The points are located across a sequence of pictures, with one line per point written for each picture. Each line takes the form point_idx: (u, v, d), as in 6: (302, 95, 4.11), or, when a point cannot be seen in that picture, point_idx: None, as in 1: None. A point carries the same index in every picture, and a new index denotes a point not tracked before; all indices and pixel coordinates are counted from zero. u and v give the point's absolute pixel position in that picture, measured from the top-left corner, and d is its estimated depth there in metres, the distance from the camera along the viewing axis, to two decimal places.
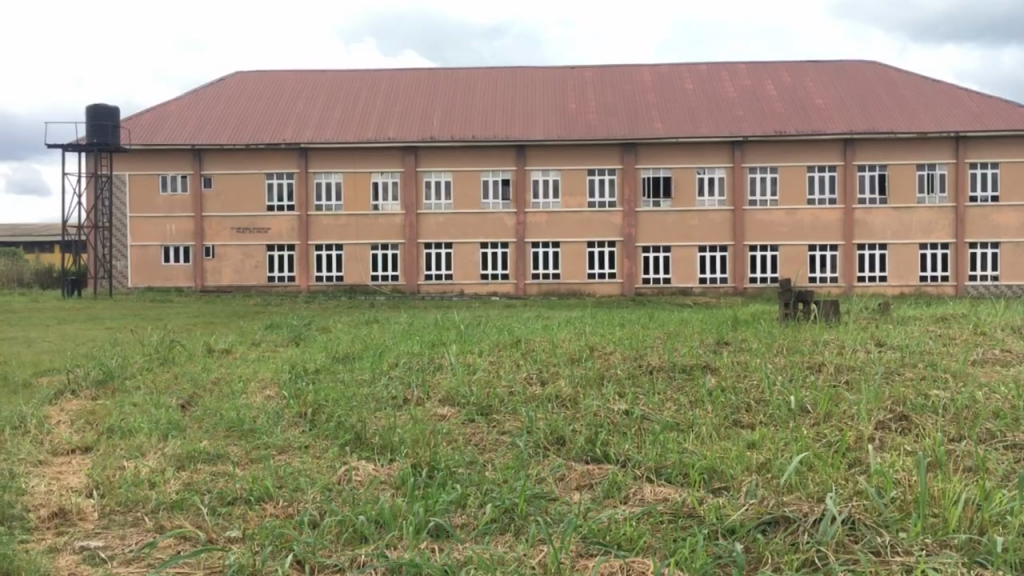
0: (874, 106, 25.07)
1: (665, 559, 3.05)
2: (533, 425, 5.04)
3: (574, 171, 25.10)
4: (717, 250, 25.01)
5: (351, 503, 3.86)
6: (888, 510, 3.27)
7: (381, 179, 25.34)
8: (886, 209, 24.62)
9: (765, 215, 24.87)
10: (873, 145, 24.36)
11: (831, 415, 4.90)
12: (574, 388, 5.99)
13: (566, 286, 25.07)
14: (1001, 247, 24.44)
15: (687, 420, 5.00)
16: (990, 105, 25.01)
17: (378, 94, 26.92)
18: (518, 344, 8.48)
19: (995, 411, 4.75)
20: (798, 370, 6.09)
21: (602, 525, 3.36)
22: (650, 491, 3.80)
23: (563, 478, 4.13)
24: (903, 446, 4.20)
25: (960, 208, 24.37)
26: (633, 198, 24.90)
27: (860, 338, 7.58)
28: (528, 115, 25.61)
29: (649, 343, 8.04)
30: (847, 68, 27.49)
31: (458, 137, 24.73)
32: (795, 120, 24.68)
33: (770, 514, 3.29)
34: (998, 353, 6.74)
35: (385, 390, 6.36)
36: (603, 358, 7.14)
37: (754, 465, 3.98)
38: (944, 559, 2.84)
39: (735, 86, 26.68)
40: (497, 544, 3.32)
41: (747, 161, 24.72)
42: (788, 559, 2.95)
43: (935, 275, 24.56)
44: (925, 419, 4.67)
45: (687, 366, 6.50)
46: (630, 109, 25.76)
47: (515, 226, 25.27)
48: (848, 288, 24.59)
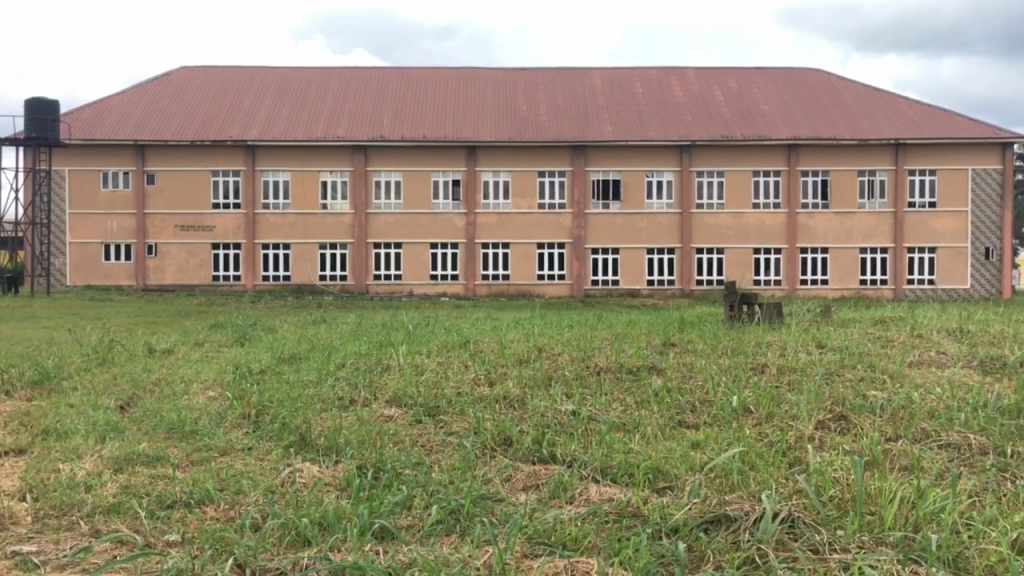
0: (818, 113, 25.59)
1: (610, 558, 3.06)
2: (481, 425, 5.04)
3: (524, 173, 25.15)
4: (665, 252, 25.29)
5: (294, 506, 3.81)
6: (826, 509, 3.34)
7: (330, 178, 25.09)
8: (828, 214, 25.15)
9: (711, 218, 25.23)
10: (816, 150, 24.88)
11: (773, 415, 4.99)
12: (522, 389, 6.01)
13: (516, 288, 25.12)
14: (937, 252, 25.15)
15: (633, 420, 5.05)
16: (930, 114, 25.67)
17: (328, 92, 26.65)
18: (466, 345, 8.48)
19: (930, 412, 4.88)
20: (742, 372, 6.19)
21: (547, 526, 3.37)
22: (596, 491, 3.82)
23: (510, 479, 4.13)
24: (842, 446, 4.30)
25: (899, 214, 25.00)
26: (582, 200, 25.04)
27: (801, 340, 7.73)
28: (478, 116, 25.58)
29: (597, 344, 8.10)
30: (792, 75, 28.00)
31: (408, 137, 24.59)
32: (741, 125, 25.07)
33: (713, 513, 3.33)
34: (933, 355, 6.93)
35: (332, 391, 6.29)
36: (550, 359, 7.18)
37: (697, 465, 4.04)
38: (880, 556, 2.90)
39: (684, 90, 27.01)
40: (443, 545, 3.30)
41: (695, 165, 25.04)
42: (730, 558, 2.99)
43: (875, 279, 25.19)
44: (863, 419, 4.77)
45: (634, 367, 6.56)
46: (581, 111, 25.89)
47: (464, 227, 25.24)
48: (791, 291, 25.06)
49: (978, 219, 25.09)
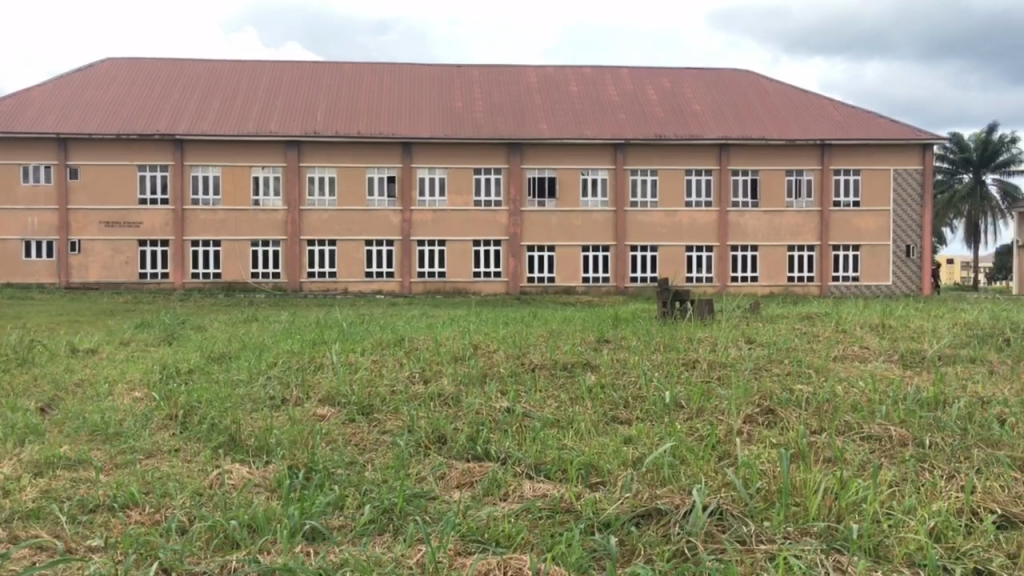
0: (748, 113, 26.13)
1: (542, 554, 3.08)
2: (415, 423, 5.02)
3: (459, 170, 25.10)
4: (599, 250, 25.56)
5: (222, 508, 3.74)
6: (753, 501, 3.41)
7: (262, 173, 24.65)
8: (758, 212, 25.71)
9: (645, 216, 25.56)
10: (745, 150, 25.42)
11: (703, 409, 5.08)
12: (457, 387, 6.00)
13: (452, 285, 25.09)
14: (861, 249, 25.93)
15: (567, 416, 5.09)
16: (855, 116, 26.42)
17: (259, 86, 26.17)
18: (401, 342, 8.42)
19: (853, 405, 5.03)
20: (674, 368, 6.28)
21: (481, 524, 3.37)
22: (530, 487, 3.84)
23: (444, 476, 4.12)
24: (769, 439, 4.40)
25: (825, 213, 25.71)
26: (518, 197, 25.11)
27: (731, 335, 7.89)
28: (413, 113, 25.42)
29: (532, 341, 8.14)
30: (724, 76, 28.52)
31: (342, 133, 24.28)
32: (674, 125, 25.43)
33: (644, 508, 3.38)
34: (856, 349, 7.15)
35: (263, 390, 6.19)
36: (485, 356, 7.18)
37: (629, 460, 4.09)
38: (804, 546, 2.98)
39: (618, 90, 27.28)
40: (375, 545, 3.28)
41: (629, 164, 25.33)
42: (660, 551, 3.03)
43: (802, 275, 25.87)
44: (789, 412, 4.89)
45: (569, 364, 6.61)
46: (516, 109, 25.94)
47: (400, 224, 25.08)
48: (723, 288, 25.56)
49: (899, 218, 25.95)
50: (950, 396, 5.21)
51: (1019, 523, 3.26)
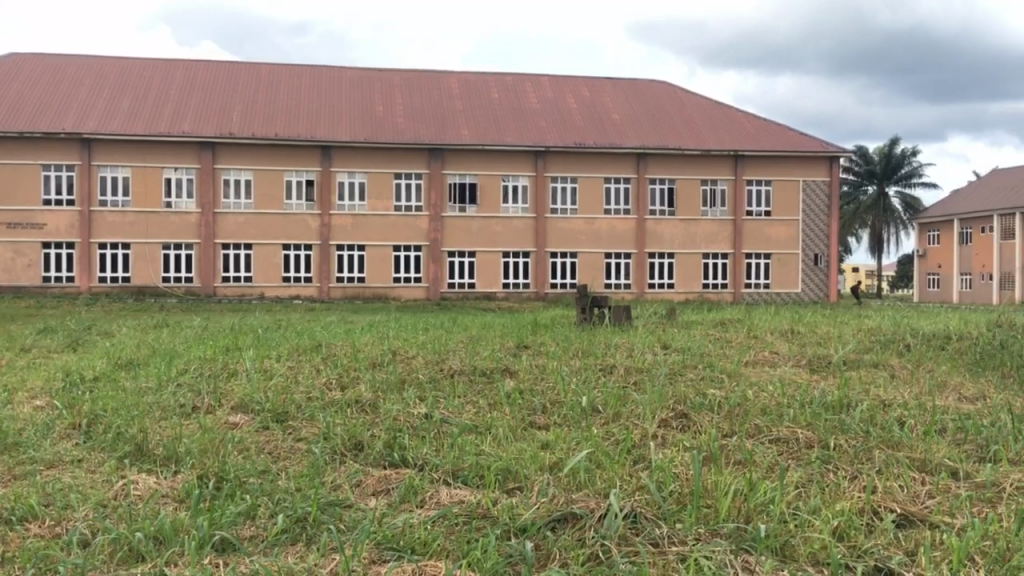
0: (665, 124, 26.66)
1: (458, 561, 3.07)
2: (331, 431, 4.95)
3: (379, 175, 24.89)
4: (520, 256, 25.69)
5: (127, 519, 3.61)
6: (666, 504, 3.48)
7: (175, 175, 23.97)
8: (674, 220, 26.26)
9: (565, 223, 25.82)
10: (662, 160, 25.94)
11: (620, 414, 5.16)
12: (375, 393, 5.94)
13: (371, 290, 24.86)
14: (772, 257, 26.72)
15: (485, 422, 5.09)
16: (767, 128, 27.23)
17: (172, 85, 25.40)
18: (318, 348, 8.30)
19: (763, 408, 5.18)
20: (592, 373, 6.37)
21: (396, 531, 3.34)
22: (447, 494, 3.82)
23: (360, 484, 4.07)
24: (683, 442, 4.49)
25: (739, 221, 26.43)
26: (439, 203, 25.05)
27: (648, 341, 8.03)
28: (333, 115, 25.07)
29: (451, 347, 8.12)
30: (642, 86, 29.00)
31: (260, 135, 23.75)
32: (594, 134, 25.74)
33: (559, 512, 3.41)
34: (766, 355, 7.36)
35: (172, 398, 6.01)
36: (404, 362, 7.13)
37: (546, 465, 4.12)
38: (714, 546, 3.05)
39: (539, 98, 27.48)
40: (287, 555, 3.21)
41: (549, 171, 25.54)
42: (575, 555, 3.05)
43: (716, 283, 26.49)
44: (702, 416, 5.00)
45: (487, 370, 6.63)
46: (438, 114, 25.86)
47: (319, 228, 24.74)
48: (640, 294, 25.97)
49: (808, 227, 26.87)
50: (854, 399, 5.42)
51: (916, 521, 3.40)
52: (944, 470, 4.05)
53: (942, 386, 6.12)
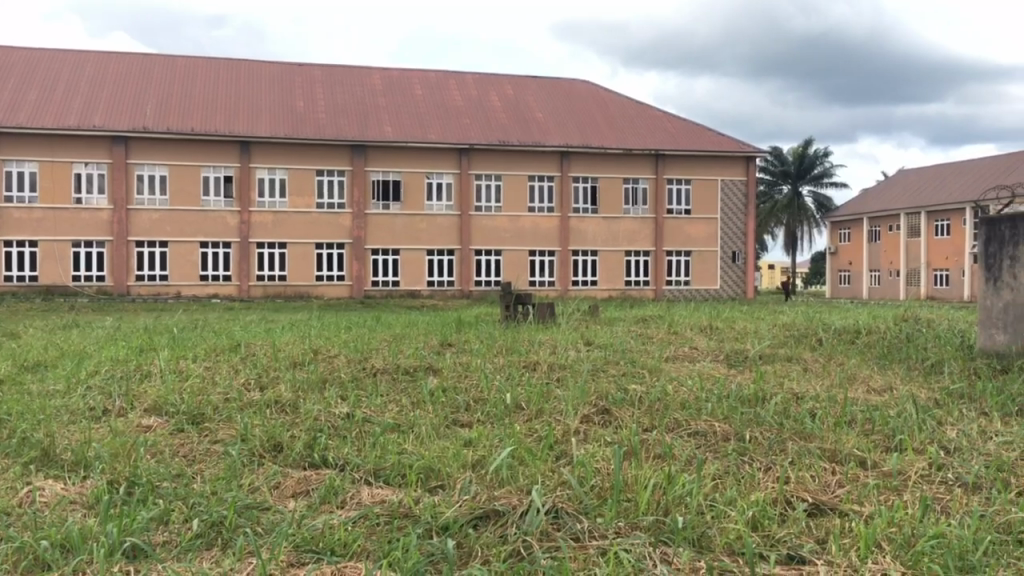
0: (588, 123, 26.91)
1: (378, 561, 3.04)
2: (249, 432, 4.84)
3: (300, 171, 24.48)
4: (444, 253, 25.64)
5: (32, 527, 3.46)
6: (588, 498, 3.51)
7: (85, 170, 23.11)
8: (597, 218, 26.57)
9: (489, 220, 25.86)
10: (585, 158, 26.21)
11: (543, 410, 5.19)
12: (295, 393, 5.84)
13: (293, 289, 24.47)
14: (692, 255, 27.27)
15: (407, 421, 5.05)
16: (687, 129, 27.76)
17: (83, 77, 24.39)
18: (237, 348, 8.12)
19: (681, 402, 5.28)
20: (515, 370, 6.40)
21: (316, 532, 3.28)
22: (368, 493, 3.78)
23: (278, 486, 3.99)
24: (604, 438, 4.54)
25: (659, 219, 26.89)
26: (362, 200, 24.76)
27: (571, 338, 8.10)
28: (253, 110, 24.51)
29: (374, 345, 8.04)
30: (565, 85, 29.17)
31: (175, 129, 23.02)
32: (518, 132, 25.83)
33: (481, 509, 3.41)
34: (687, 350, 7.51)
35: (81, 401, 5.79)
36: (326, 362, 7.03)
37: (468, 463, 4.12)
38: (634, 540, 3.09)
39: (463, 95, 27.39)
40: (201, 560, 3.13)
41: (473, 168, 25.53)
42: (496, 552, 3.05)
43: (638, 280, 26.90)
44: (623, 412, 5.06)
45: (411, 368, 6.59)
46: (360, 111, 25.54)
47: (237, 225, 24.23)
48: (564, 291, 26.20)
49: (726, 225, 27.49)
50: (768, 393, 5.57)
51: (827, 509, 3.51)
52: (853, 459, 4.19)
53: (852, 378, 6.34)
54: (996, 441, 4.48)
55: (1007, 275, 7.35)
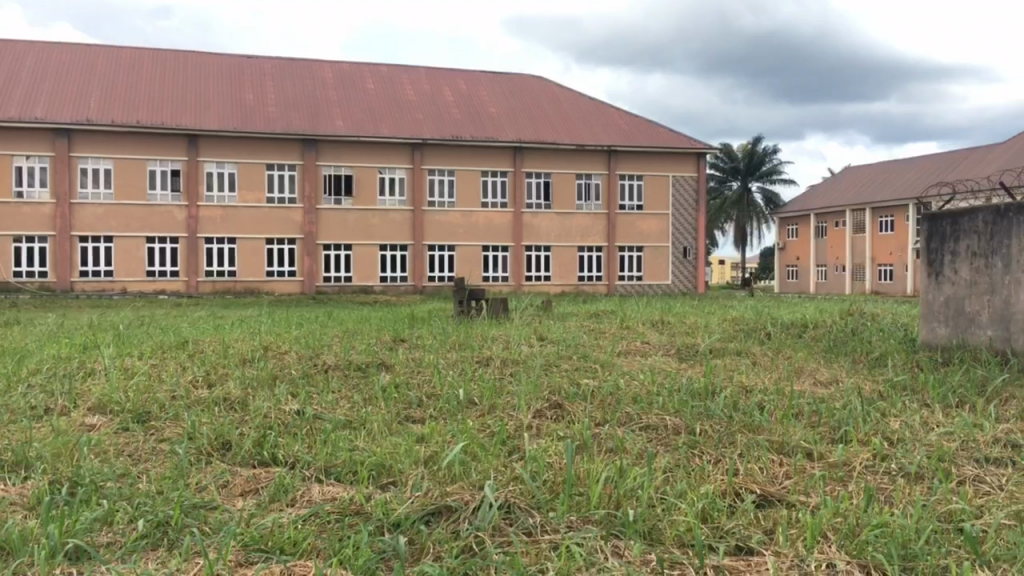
0: (541, 119, 26.95)
1: (329, 560, 3.01)
2: (196, 430, 4.75)
3: (250, 165, 24.13)
4: (397, 249, 25.50)
5: None
6: (540, 493, 3.52)
7: (26, 163, 22.52)
8: (550, 214, 26.67)
9: (442, 216, 25.79)
10: (538, 154, 26.27)
11: (495, 405, 5.19)
12: (244, 390, 5.76)
13: (243, 285, 24.13)
14: (644, 250, 27.51)
15: (359, 417, 5.01)
16: (639, 125, 27.97)
17: (23, 66, 23.67)
18: (184, 345, 7.98)
19: (633, 396, 5.32)
20: (468, 365, 6.39)
21: (265, 531, 3.24)
22: (318, 491, 3.74)
23: (227, 485, 3.92)
24: (556, 432, 4.55)
25: (612, 215, 27.06)
26: (313, 194, 24.50)
27: (524, 333, 8.11)
28: (200, 103, 24.06)
29: (325, 341, 7.95)
30: (518, 80, 29.14)
31: (120, 122, 22.48)
32: (471, 127, 25.77)
33: (434, 505, 3.39)
34: (639, 345, 7.58)
35: (22, 400, 5.64)
36: (276, 358, 6.94)
37: (421, 458, 4.10)
38: (586, 534, 3.10)
39: (415, 90, 27.24)
40: (147, 561, 3.06)
41: (426, 163, 25.42)
42: (448, 547, 3.03)
43: (591, 275, 27.08)
44: (576, 407, 5.08)
45: (363, 364, 6.53)
46: (311, 104, 25.24)
47: (185, 220, 23.81)
48: (517, 286, 26.25)
49: (677, 221, 27.78)
50: (718, 386, 5.64)
51: (775, 500, 3.57)
52: (800, 451, 4.27)
53: (799, 371, 6.45)
54: (938, 432, 4.59)
55: (948, 270, 7.51)
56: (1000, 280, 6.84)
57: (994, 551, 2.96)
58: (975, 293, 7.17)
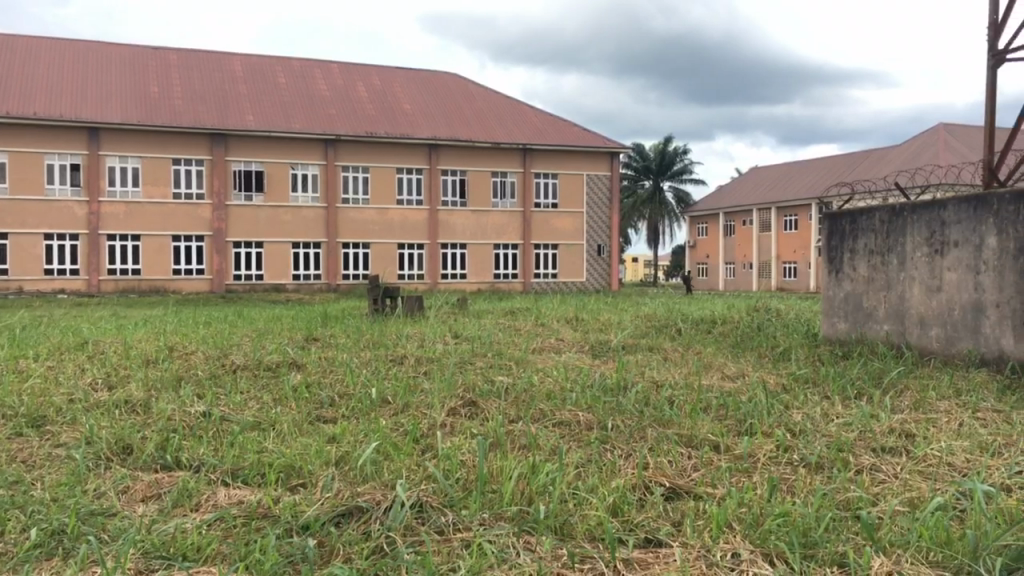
0: (457, 117, 26.87)
1: (234, 564, 2.92)
2: (95, 434, 4.57)
3: (155, 160, 23.35)
4: (310, 247, 25.09)
5: None
6: (453, 491, 3.50)
7: None
8: (465, 211, 26.66)
9: (356, 213, 25.48)
10: (454, 151, 26.21)
11: (409, 404, 5.15)
12: (148, 392, 5.57)
13: (149, 283, 23.36)
14: (559, 248, 27.77)
15: (269, 418, 4.90)
16: (553, 123, 28.19)
17: None
18: (83, 346, 7.65)
19: (547, 393, 5.36)
20: (381, 364, 6.34)
21: (166, 538, 3.13)
22: (224, 495, 3.64)
23: (127, 490, 3.78)
24: (470, 430, 4.54)
25: (527, 213, 27.23)
26: (222, 191, 23.88)
27: (438, 331, 8.07)
28: (102, 95, 23.10)
29: (235, 341, 7.76)
30: (432, 77, 28.94)
31: (15, 113, 21.37)
32: (386, 124, 25.52)
33: (344, 507, 3.34)
34: (554, 341, 7.64)
35: None
36: (182, 358, 6.73)
37: (332, 459, 4.03)
38: (497, 531, 3.10)
39: (328, 85, 26.80)
40: (40, 572, 2.91)
41: (340, 160, 25.07)
42: (359, 549, 2.99)
43: (506, 273, 27.18)
44: (490, 403, 5.09)
45: (274, 364, 6.40)
46: (220, 98, 24.56)
47: (86, 216, 22.90)
48: (433, 285, 26.14)
49: (591, 218, 28.13)
50: (629, 381, 5.74)
51: (683, 492, 3.65)
52: (708, 444, 4.36)
53: (707, 366, 6.62)
54: (837, 423, 4.76)
55: (847, 267, 7.85)
56: (895, 276, 7.16)
57: (888, 536, 3.08)
58: (872, 289, 7.48)
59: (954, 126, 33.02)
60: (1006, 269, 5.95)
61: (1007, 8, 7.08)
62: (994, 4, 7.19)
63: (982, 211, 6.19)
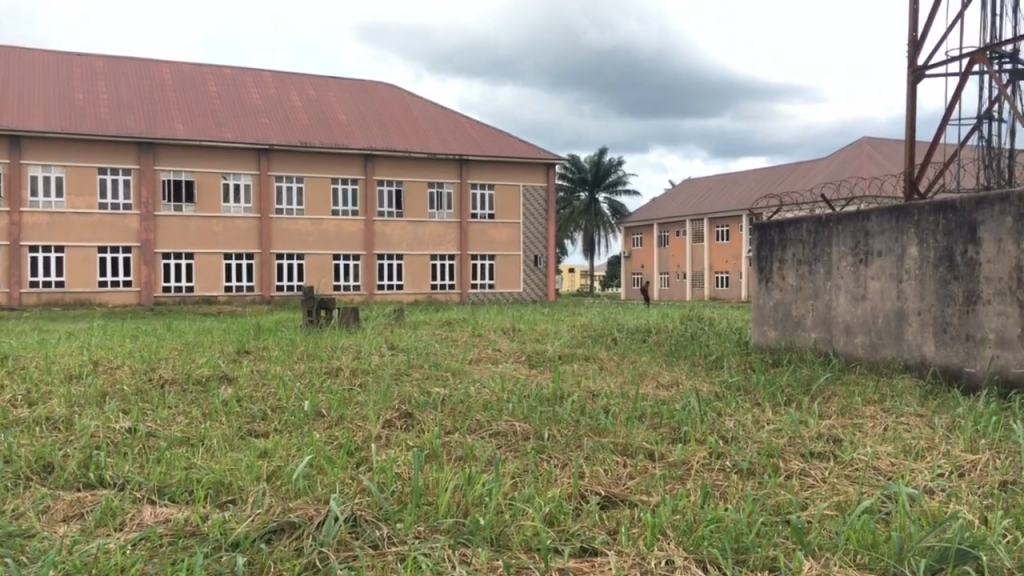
0: (392, 127, 26.76)
1: None
2: (13, 452, 4.39)
3: (79, 169, 22.65)
4: (243, 258, 24.64)
5: None
6: (387, 504, 3.46)
7: None
8: (402, 222, 26.50)
9: (290, 223, 25.14)
10: (389, 161, 26.06)
11: (344, 416, 5.08)
12: (70, 409, 5.38)
13: (73, 296, 22.63)
14: (496, 258, 27.80)
15: (197, 433, 4.79)
16: (488, 134, 28.28)
17: None
18: (2, 361, 7.33)
19: (483, 404, 5.35)
20: (315, 376, 6.24)
21: (88, 558, 3.02)
22: (150, 513, 3.53)
23: (47, 510, 3.64)
24: (405, 442, 4.50)
25: (463, 223, 27.21)
26: (151, 201, 23.31)
27: (374, 343, 7.99)
28: (23, 102, 22.33)
29: (164, 354, 7.55)
30: (367, 87, 28.72)
31: None
32: (320, 133, 25.27)
33: (276, 523, 3.27)
34: (491, 352, 7.63)
35: None
36: (108, 373, 6.52)
37: (263, 475, 3.95)
38: (432, 544, 3.07)
39: (261, 94, 26.39)
40: None
41: (273, 170, 24.71)
42: (290, 565, 2.93)
43: (443, 283, 27.08)
44: (426, 415, 5.05)
45: (203, 378, 6.25)
46: (148, 106, 23.99)
47: (7, 227, 22.12)
48: (369, 295, 25.90)
49: (528, 229, 28.26)
50: (565, 391, 5.76)
51: (619, 500, 3.67)
52: (642, 452, 4.41)
53: (642, 374, 6.68)
54: (768, 430, 4.84)
55: (777, 276, 8.04)
56: (822, 285, 7.34)
57: (817, 540, 3.15)
58: (801, 298, 7.67)
59: (878, 140, 34.05)
60: (927, 278, 6.15)
61: (925, 24, 7.36)
62: (913, 20, 7.47)
63: (903, 221, 6.39)
